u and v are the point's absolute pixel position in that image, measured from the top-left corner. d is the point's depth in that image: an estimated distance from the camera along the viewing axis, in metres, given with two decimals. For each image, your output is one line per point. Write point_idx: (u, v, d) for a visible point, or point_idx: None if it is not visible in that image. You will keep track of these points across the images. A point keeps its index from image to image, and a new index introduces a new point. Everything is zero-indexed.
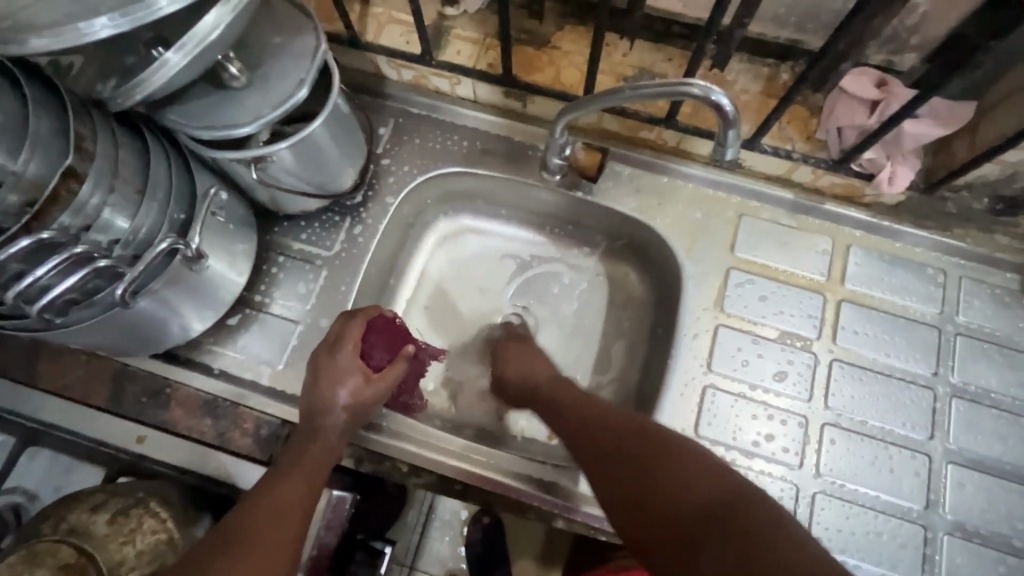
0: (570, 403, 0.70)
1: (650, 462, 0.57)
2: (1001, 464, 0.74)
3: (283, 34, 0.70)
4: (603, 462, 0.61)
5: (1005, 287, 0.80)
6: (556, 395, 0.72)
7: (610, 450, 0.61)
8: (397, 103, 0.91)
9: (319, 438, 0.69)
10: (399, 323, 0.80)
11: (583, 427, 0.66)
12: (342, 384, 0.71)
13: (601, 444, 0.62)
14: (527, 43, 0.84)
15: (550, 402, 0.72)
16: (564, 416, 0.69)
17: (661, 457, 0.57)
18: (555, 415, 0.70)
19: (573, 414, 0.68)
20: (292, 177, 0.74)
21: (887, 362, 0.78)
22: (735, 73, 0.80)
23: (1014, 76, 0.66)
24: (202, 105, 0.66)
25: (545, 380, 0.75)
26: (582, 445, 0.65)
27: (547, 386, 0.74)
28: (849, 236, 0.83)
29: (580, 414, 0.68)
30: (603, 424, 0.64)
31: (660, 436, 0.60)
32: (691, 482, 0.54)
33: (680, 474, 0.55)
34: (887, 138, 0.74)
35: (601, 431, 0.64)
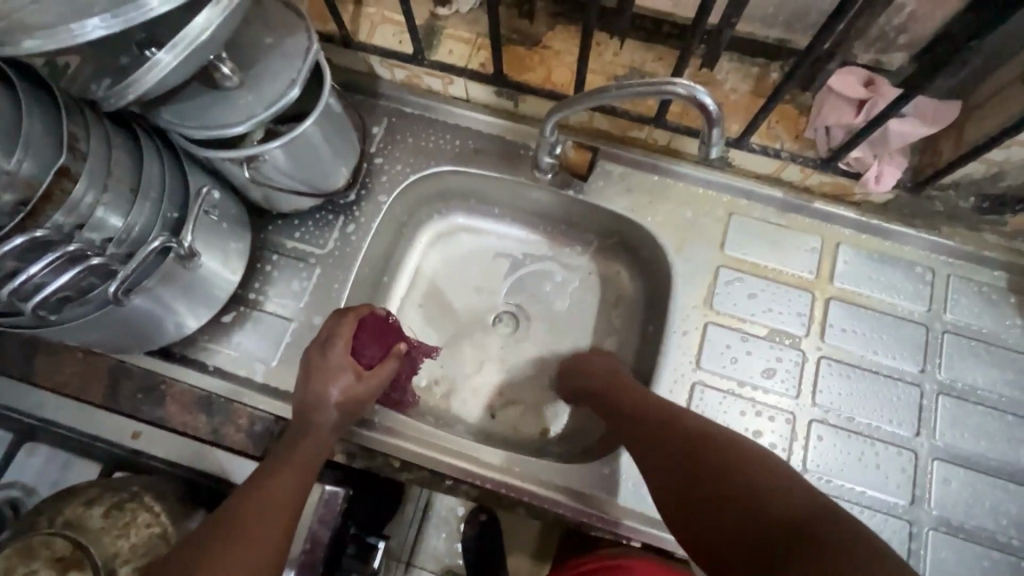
0: (632, 409, 0.70)
1: (709, 459, 0.58)
2: (986, 460, 0.75)
3: (275, 35, 0.71)
4: (667, 468, 0.61)
5: (992, 285, 0.81)
6: (618, 401, 0.72)
7: (676, 455, 0.61)
8: (390, 102, 0.92)
9: (311, 435, 0.70)
10: (390, 321, 0.81)
11: (649, 432, 0.66)
12: (335, 382, 0.72)
13: (664, 450, 0.62)
14: (518, 42, 0.84)
15: (614, 406, 0.72)
16: (629, 422, 0.69)
17: (731, 461, 0.57)
18: (620, 420, 0.70)
19: (636, 420, 0.68)
20: (285, 176, 0.75)
21: (875, 359, 0.79)
22: (725, 72, 0.80)
23: (999, 76, 0.66)
24: (194, 105, 0.67)
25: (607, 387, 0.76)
26: (646, 451, 0.65)
27: (612, 390, 0.74)
28: (838, 234, 0.83)
29: (642, 419, 0.68)
30: (667, 429, 0.64)
31: (726, 442, 0.60)
32: (765, 487, 0.53)
33: (752, 478, 0.55)
34: (874, 137, 0.74)
35: (665, 437, 0.64)
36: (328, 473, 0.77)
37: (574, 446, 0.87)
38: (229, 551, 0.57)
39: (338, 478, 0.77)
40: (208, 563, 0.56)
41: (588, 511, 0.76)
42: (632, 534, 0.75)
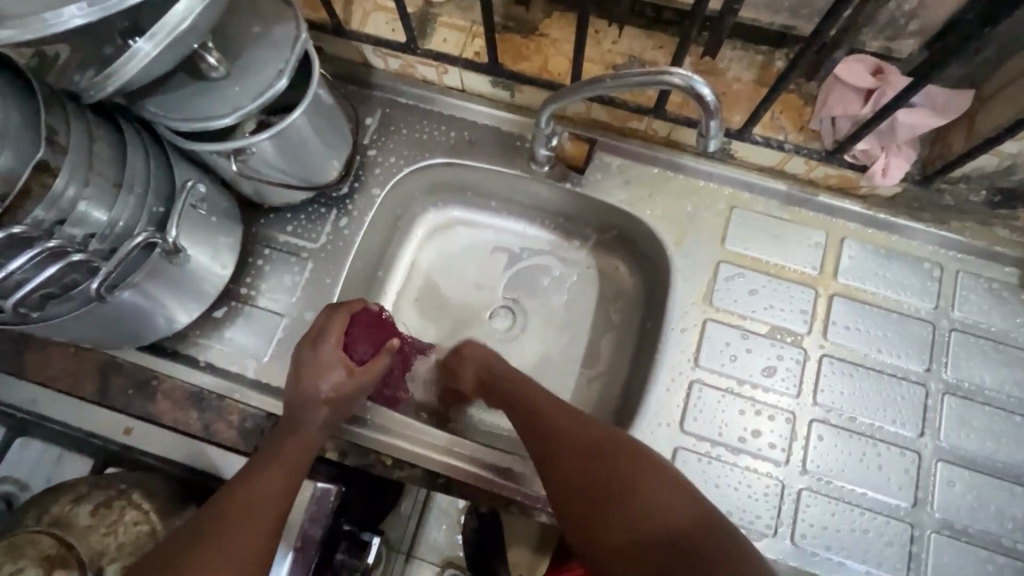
0: (536, 408, 0.72)
1: (610, 474, 0.62)
2: (992, 462, 0.73)
3: (262, 23, 0.69)
4: (571, 471, 0.65)
5: (1003, 282, 0.78)
6: (523, 399, 0.74)
7: (580, 460, 0.65)
8: (384, 92, 0.90)
9: (302, 429, 0.70)
10: (384, 317, 0.80)
11: (553, 434, 0.68)
12: (326, 377, 0.71)
13: (568, 454, 0.66)
14: (514, 31, 0.82)
15: (523, 403, 0.74)
16: (533, 421, 0.71)
17: (631, 471, 0.62)
18: (526, 419, 0.72)
19: (540, 420, 0.71)
20: (274, 169, 0.74)
21: (879, 358, 0.77)
22: (727, 61, 0.78)
23: (1014, 64, 0.63)
24: (179, 95, 0.66)
25: (512, 381, 0.77)
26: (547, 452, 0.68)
27: (520, 387, 0.76)
28: (843, 229, 0.81)
29: (547, 420, 0.70)
30: (572, 433, 0.67)
31: (628, 451, 0.64)
32: (658, 498, 0.59)
33: (648, 488, 0.60)
34: (881, 128, 0.72)
35: (568, 441, 0.67)
36: (321, 470, 0.76)
37: None
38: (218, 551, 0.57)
39: (331, 475, 0.76)
40: (199, 557, 0.56)
41: None
42: None
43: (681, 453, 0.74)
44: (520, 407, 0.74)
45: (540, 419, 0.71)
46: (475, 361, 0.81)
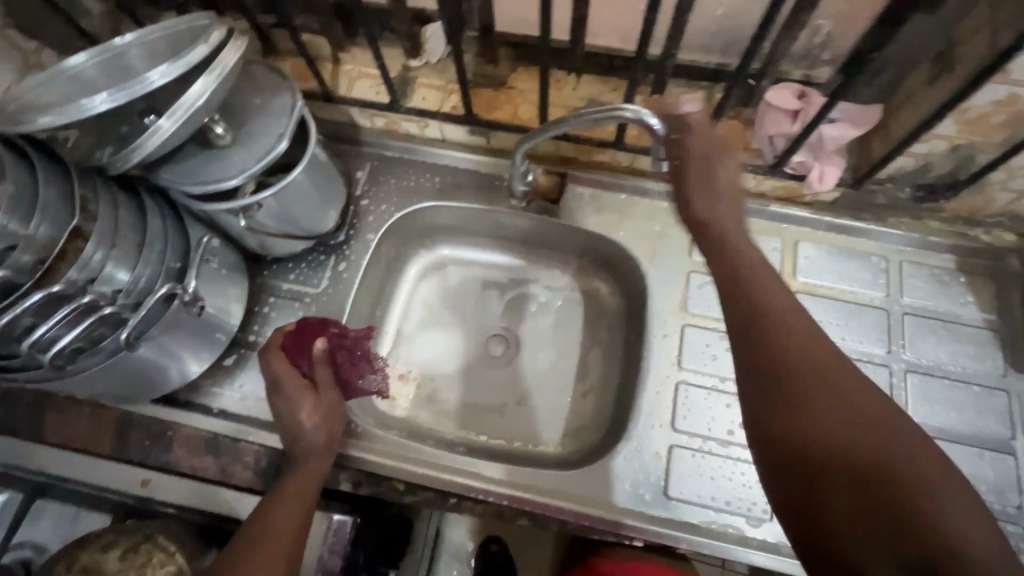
0: (799, 336, 0.53)
1: (806, 398, 0.50)
2: (959, 430, 0.79)
3: (263, 96, 0.79)
4: (769, 410, 0.52)
5: (943, 267, 0.87)
6: (785, 329, 0.54)
7: (827, 421, 0.49)
8: (371, 148, 0.99)
9: (311, 453, 0.74)
10: (303, 328, 0.80)
11: (810, 354, 0.52)
12: (303, 408, 0.75)
13: (821, 376, 0.51)
14: (484, 85, 0.92)
15: (758, 294, 0.56)
16: (780, 349, 0.53)
17: (821, 408, 0.49)
18: (760, 327, 0.54)
19: (793, 336, 0.53)
20: (277, 222, 0.81)
21: (842, 345, 0.84)
22: (674, 97, 0.89)
23: (912, 81, 0.73)
24: (193, 163, 0.73)
25: (762, 289, 0.57)
26: (782, 367, 0.52)
27: (777, 301, 0.56)
28: (796, 234, 0.90)
29: (805, 351, 0.52)
30: (851, 389, 0.50)
31: (942, 471, 0.45)
32: (845, 458, 0.47)
33: (839, 437, 0.48)
34: (811, 142, 0.81)
35: (823, 391, 0.50)
36: (335, 503, 0.79)
37: (575, 457, 0.90)
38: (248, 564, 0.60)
39: (347, 507, 0.78)
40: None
41: (584, 514, 0.77)
42: (635, 533, 0.76)
43: (676, 450, 0.79)
44: (777, 339, 0.53)
45: (815, 376, 0.51)
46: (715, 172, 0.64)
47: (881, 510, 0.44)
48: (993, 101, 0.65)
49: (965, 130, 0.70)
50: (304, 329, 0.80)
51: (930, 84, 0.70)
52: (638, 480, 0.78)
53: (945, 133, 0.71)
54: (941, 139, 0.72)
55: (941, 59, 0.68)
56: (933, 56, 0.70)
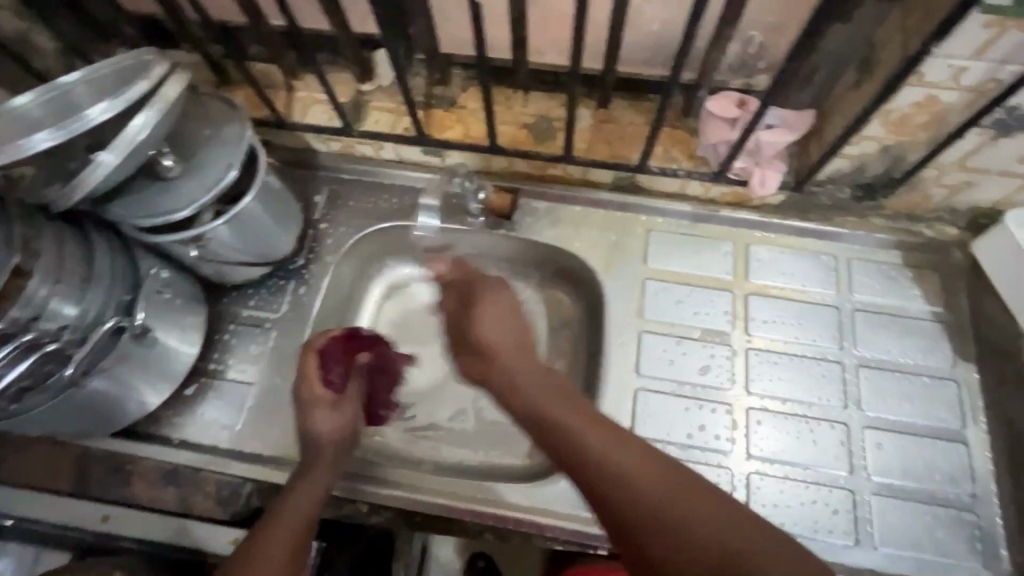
0: (605, 464, 0.58)
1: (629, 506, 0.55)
2: (913, 422, 0.81)
3: (212, 126, 0.80)
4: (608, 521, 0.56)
5: (890, 263, 0.89)
6: (594, 464, 0.58)
7: (650, 517, 0.53)
8: (329, 172, 1.00)
9: (312, 468, 0.74)
10: (349, 335, 0.83)
11: (628, 480, 0.56)
12: (319, 419, 0.76)
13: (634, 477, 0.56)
14: (436, 106, 0.94)
15: (559, 411, 0.64)
16: (595, 457, 0.58)
17: (641, 513, 0.54)
18: (581, 471, 0.59)
19: (577, 442, 0.60)
20: (231, 250, 0.82)
21: (797, 344, 0.86)
22: (621, 110, 0.92)
23: (841, 85, 0.76)
24: (141, 196, 0.74)
25: (568, 425, 0.62)
26: (608, 504, 0.56)
27: (577, 433, 0.61)
28: (747, 237, 0.92)
29: (618, 476, 0.57)
30: (683, 500, 0.54)
31: (758, 542, 0.50)
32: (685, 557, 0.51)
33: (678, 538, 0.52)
34: (751, 148, 0.83)
35: (636, 495, 0.55)
36: None
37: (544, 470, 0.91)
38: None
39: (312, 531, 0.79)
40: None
41: (545, 525, 0.78)
42: (593, 540, 0.77)
43: None
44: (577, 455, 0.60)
45: (621, 478, 0.56)
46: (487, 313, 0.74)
47: None
48: (913, 103, 0.67)
49: (892, 130, 0.72)
50: (353, 339, 0.83)
51: (856, 88, 0.72)
52: None
53: (875, 134, 0.73)
54: (873, 140, 0.74)
55: (864, 64, 0.71)
56: (857, 61, 0.73)
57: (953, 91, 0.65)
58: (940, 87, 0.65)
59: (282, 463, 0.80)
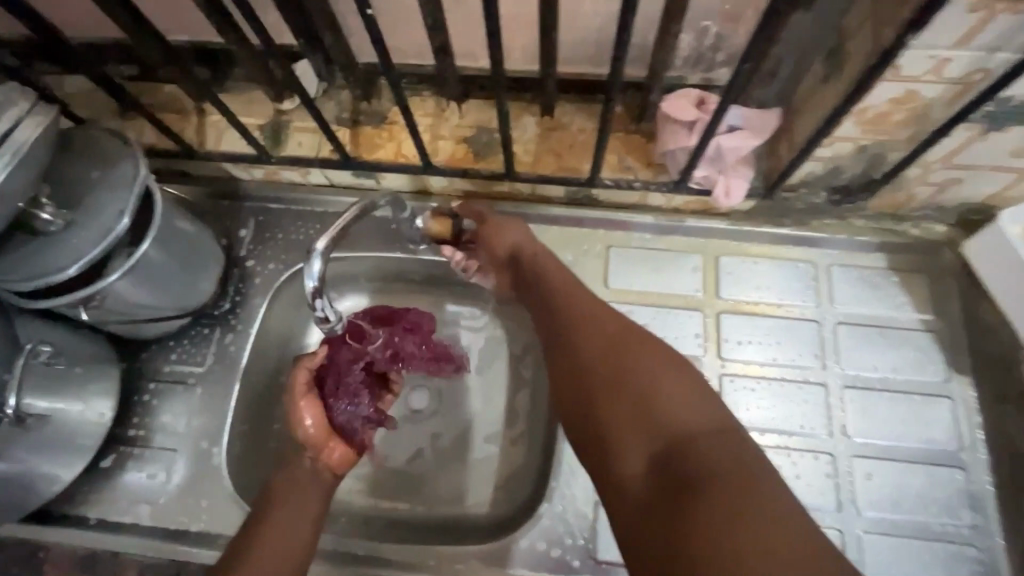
0: (598, 353, 0.60)
1: (608, 374, 0.58)
2: (905, 447, 0.73)
3: (99, 167, 0.68)
4: (575, 390, 0.59)
5: (875, 268, 0.81)
6: (585, 357, 0.60)
7: (626, 381, 0.57)
8: (253, 201, 0.90)
9: (297, 492, 0.66)
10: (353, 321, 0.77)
11: (616, 373, 0.58)
12: (302, 412, 0.71)
13: (618, 355, 0.59)
14: (364, 122, 0.84)
15: (559, 301, 0.67)
16: (587, 337, 0.62)
17: (617, 381, 0.57)
18: (569, 361, 0.61)
19: (575, 324, 0.63)
20: (135, 305, 0.72)
21: (775, 365, 0.78)
22: (569, 115, 0.82)
23: (810, 78, 0.67)
24: (16, 255, 0.64)
25: (585, 329, 0.63)
26: (586, 393, 0.58)
27: (582, 328, 0.63)
28: (717, 248, 0.83)
29: (608, 368, 0.58)
30: (666, 378, 0.56)
31: (712, 423, 0.53)
32: (644, 423, 0.54)
33: (646, 408, 0.54)
34: (712, 155, 0.74)
35: (618, 369, 0.58)
36: None
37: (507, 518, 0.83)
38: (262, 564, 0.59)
39: None
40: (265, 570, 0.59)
41: None
42: None
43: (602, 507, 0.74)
44: (570, 334, 0.63)
45: (608, 354, 0.59)
46: (511, 238, 0.76)
47: (672, 474, 0.50)
48: (889, 100, 0.59)
49: (868, 130, 0.63)
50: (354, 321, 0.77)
51: (825, 83, 0.63)
52: (566, 545, 0.73)
53: (848, 135, 0.64)
54: (847, 141, 0.66)
55: (833, 55, 0.62)
56: (826, 52, 0.63)
57: (935, 85, 0.56)
58: (920, 82, 0.56)
59: (211, 540, 0.73)
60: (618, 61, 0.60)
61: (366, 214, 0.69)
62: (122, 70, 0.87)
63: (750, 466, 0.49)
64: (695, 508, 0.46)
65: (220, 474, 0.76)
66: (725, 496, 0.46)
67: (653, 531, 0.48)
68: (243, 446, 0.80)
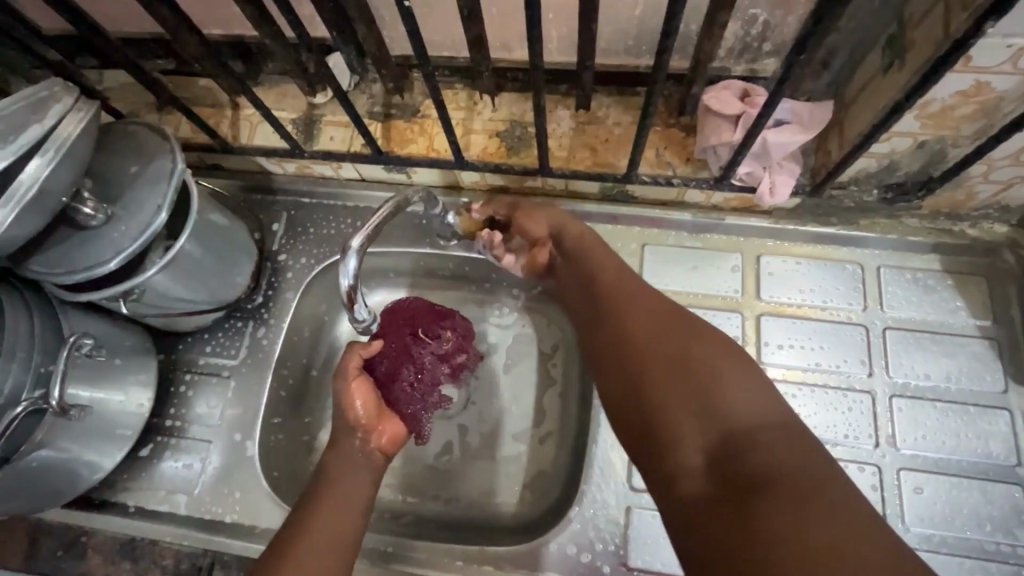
0: (649, 343, 0.56)
1: (660, 357, 0.54)
2: (959, 461, 0.70)
3: (139, 162, 0.69)
4: (624, 375, 0.56)
5: (928, 271, 0.76)
6: (635, 346, 0.57)
7: (680, 365, 0.53)
8: (286, 196, 0.90)
9: (347, 471, 0.66)
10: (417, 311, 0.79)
11: (671, 362, 0.53)
12: (353, 395, 0.69)
13: (671, 339, 0.56)
14: (396, 116, 0.83)
15: (609, 287, 0.64)
16: (639, 322, 0.59)
17: (670, 366, 0.53)
18: (618, 350, 0.58)
19: (625, 310, 0.60)
20: (171, 298, 0.73)
21: (818, 371, 0.74)
22: (605, 108, 0.80)
23: (865, 69, 0.63)
24: (60, 249, 0.65)
25: (636, 315, 0.60)
26: (636, 384, 0.54)
27: (632, 318, 0.59)
28: (758, 247, 0.80)
29: (660, 358, 0.54)
30: (726, 365, 0.52)
31: (777, 416, 0.48)
32: (701, 410, 0.49)
33: (704, 394, 0.50)
34: (756, 150, 0.71)
35: (671, 352, 0.54)
36: None
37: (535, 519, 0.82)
38: (322, 545, 0.58)
39: None
40: (326, 551, 0.58)
41: None
42: None
43: (634, 512, 0.73)
44: (621, 319, 0.60)
45: (660, 339, 0.56)
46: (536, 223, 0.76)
47: (732, 468, 0.45)
48: (957, 92, 0.55)
49: (930, 124, 0.59)
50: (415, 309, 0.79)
51: (884, 74, 0.59)
52: (597, 551, 0.72)
53: (908, 129, 0.61)
54: (906, 136, 0.62)
55: (893, 45, 0.58)
56: (884, 42, 0.60)
57: (1008, 75, 0.52)
58: (993, 72, 0.52)
59: (245, 530, 0.74)
60: (663, 53, 0.57)
61: (398, 211, 0.68)
62: (160, 65, 0.88)
63: (820, 467, 0.44)
64: (759, 505, 0.41)
65: (253, 466, 0.77)
66: (794, 493, 0.41)
67: (709, 535, 0.44)
68: (274, 439, 0.81)
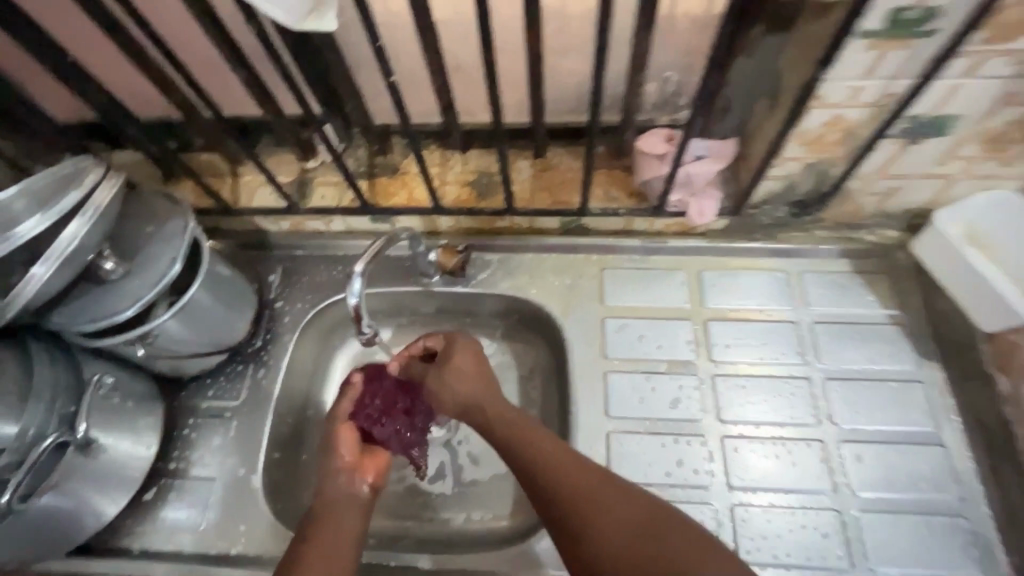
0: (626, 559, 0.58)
1: (629, 544, 0.59)
2: (889, 431, 0.80)
3: (154, 223, 0.78)
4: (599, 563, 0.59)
5: (840, 272, 0.90)
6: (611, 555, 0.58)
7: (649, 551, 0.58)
8: (281, 250, 1.00)
9: (340, 504, 0.70)
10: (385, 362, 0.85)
11: None
12: (340, 438, 0.75)
13: (631, 522, 0.60)
14: (380, 174, 0.96)
15: (554, 465, 0.66)
16: (596, 505, 0.62)
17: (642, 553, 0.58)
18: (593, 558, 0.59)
19: (579, 490, 0.64)
20: (181, 343, 0.80)
21: (762, 364, 0.85)
22: (558, 157, 0.94)
23: (757, 112, 0.80)
24: (80, 302, 0.72)
25: (591, 498, 0.63)
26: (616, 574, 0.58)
27: (597, 527, 0.61)
28: (698, 264, 0.93)
29: (637, 553, 0.58)
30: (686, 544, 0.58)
31: None
32: None
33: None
34: (683, 181, 0.86)
35: (637, 538, 0.59)
36: None
37: None
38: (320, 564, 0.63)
39: None
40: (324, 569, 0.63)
41: None
42: None
43: None
44: (576, 502, 0.63)
45: (621, 523, 0.60)
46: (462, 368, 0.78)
47: None
48: (823, 123, 0.71)
49: (811, 150, 0.75)
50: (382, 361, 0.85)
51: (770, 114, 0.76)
52: None
53: (796, 155, 0.76)
54: (795, 161, 0.77)
55: (773, 92, 0.75)
56: (767, 90, 0.77)
57: (856, 109, 0.68)
58: (844, 106, 0.68)
59: (251, 560, 0.77)
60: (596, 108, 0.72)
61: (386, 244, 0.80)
62: None
63: None
64: None
65: (257, 498, 0.81)
66: None
67: None
68: (276, 473, 0.85)
